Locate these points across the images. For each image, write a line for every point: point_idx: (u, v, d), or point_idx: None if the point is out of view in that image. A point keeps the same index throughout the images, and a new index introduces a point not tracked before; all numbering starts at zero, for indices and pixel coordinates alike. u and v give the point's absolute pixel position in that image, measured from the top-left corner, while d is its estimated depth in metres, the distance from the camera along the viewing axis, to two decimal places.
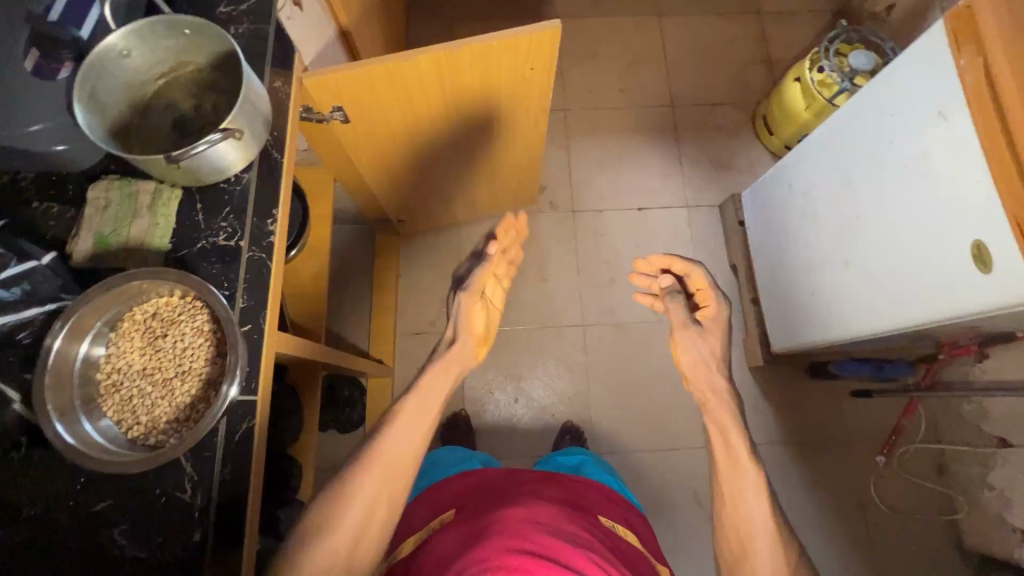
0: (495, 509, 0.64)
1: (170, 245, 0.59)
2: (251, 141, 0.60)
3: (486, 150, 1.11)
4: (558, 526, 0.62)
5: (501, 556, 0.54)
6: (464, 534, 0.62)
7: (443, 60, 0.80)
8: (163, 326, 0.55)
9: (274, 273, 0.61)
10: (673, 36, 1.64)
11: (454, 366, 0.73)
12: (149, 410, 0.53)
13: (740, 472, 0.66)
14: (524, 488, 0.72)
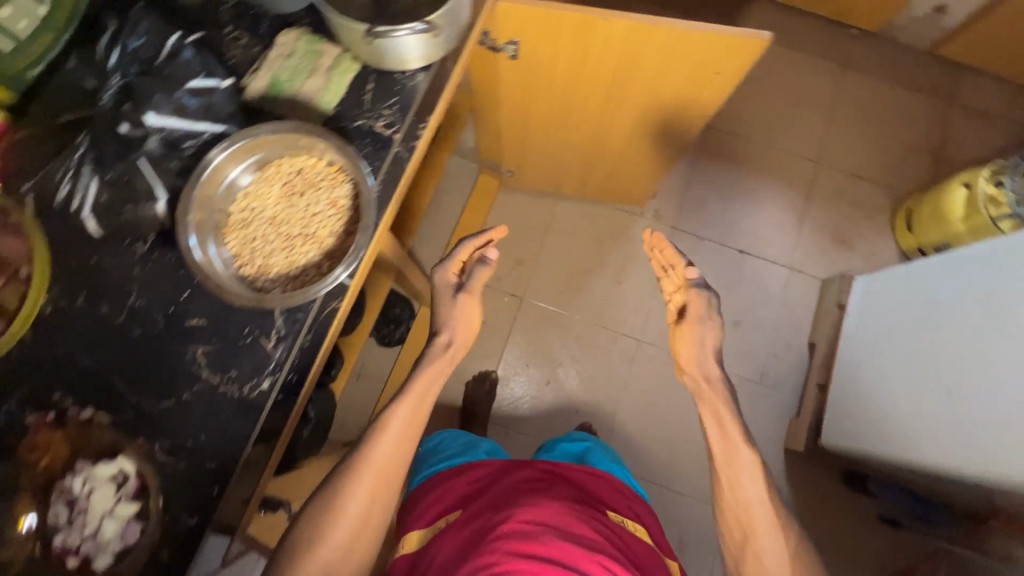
0: (498, 512, 0.65)
1: (332, 112, 0.60)
2: (442, 44, 0.60)
3: (617, 137, 1.08)
4: (566, 527, 0.62)
5: (508, 565, 0.56)
6: (463, 543, 0.64)
7: (635, 31, 0.77)
8: (303, 186, 0.56)
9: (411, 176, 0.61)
10: (849, 92, 1.52)
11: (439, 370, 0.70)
12: (264, 256, 0.55)
13: (744, 502, 0.64)
14: (529, 486, 0.71)
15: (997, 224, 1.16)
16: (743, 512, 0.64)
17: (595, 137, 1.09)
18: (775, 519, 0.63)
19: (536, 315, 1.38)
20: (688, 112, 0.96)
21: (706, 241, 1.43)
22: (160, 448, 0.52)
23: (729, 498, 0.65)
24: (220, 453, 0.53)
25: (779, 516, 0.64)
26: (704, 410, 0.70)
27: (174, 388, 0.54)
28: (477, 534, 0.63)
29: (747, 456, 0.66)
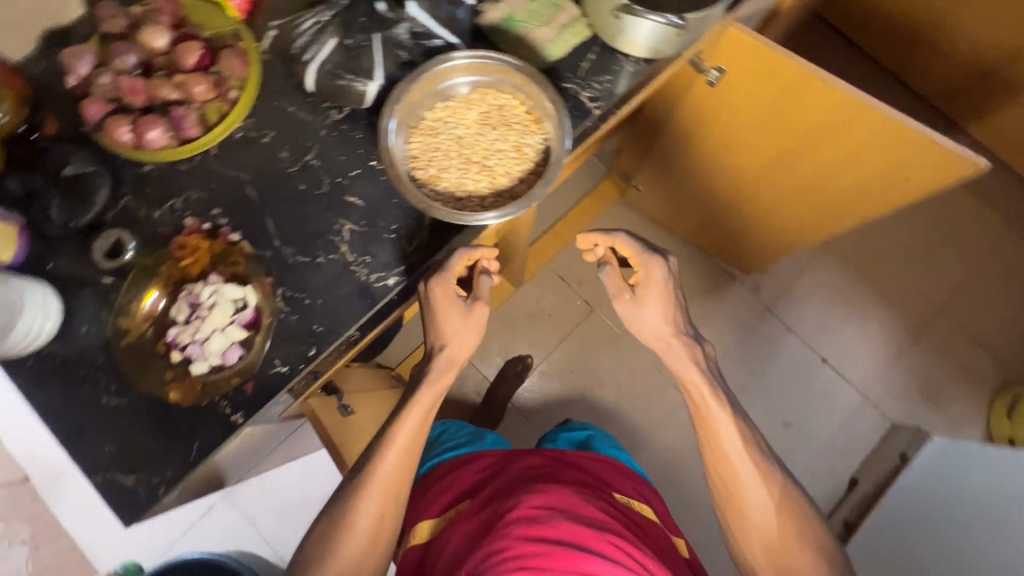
0: (508, 497, 0.63)
1: (551, 65, 0.61)
2: (680, 44, 0.59)
3: (756, 197, 1.05)
4: (574, 508, 0.61)
5: (519, 549, 0.55)
6: (473, 531, 0.62)
7: (852, 108, 0.75)
8: (497, 121, 0.58)
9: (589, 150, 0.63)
10: (1008, 254, 1.41)
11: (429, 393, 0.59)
12: (436, 167, 0.57)
13: (735, 472, 0.66)
14: (535, 471, 0.70)
15: None
16: (737, 481, 0.66)
17: (734, 187, 1.07)
18: (770, 479, 0.66)
19: (599, 329, 1.38)
20: (848, 201, 0.92)
21: (791, 333, 1.38)
22: (281, 295, 0.56)
23: (721, 472, 0.67)
24: (328, 321, 0.56)
25: (774, 484, 0.66)
26: (683, 387, 0.71)
27: (312, 249, 0.57)
28: (485, 521, 0.62)
29: (721, 417, 0.68)
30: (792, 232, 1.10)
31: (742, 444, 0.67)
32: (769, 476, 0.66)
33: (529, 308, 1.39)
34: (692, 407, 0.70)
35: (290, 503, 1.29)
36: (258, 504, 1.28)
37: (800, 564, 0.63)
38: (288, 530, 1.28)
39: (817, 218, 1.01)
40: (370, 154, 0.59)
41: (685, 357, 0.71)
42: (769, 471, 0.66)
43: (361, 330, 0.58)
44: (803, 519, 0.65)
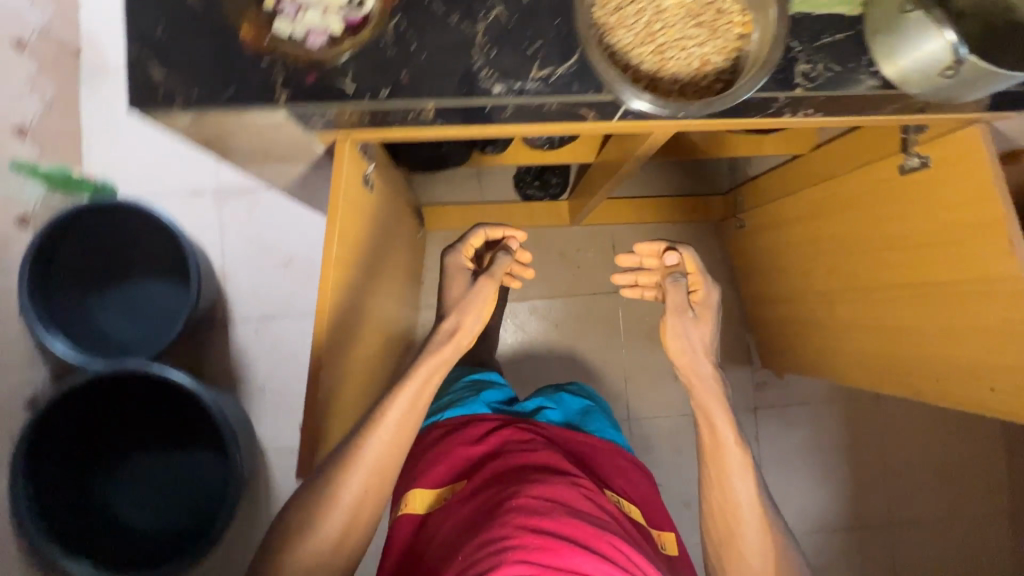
0: (510, 484, 0.68)
1: (796, 14, 0.54)
2: (931, 85, 0.51)
3: (833, 305, 0.98)
4: (572, 504, 0.66)
5: (520, 538, 0.58)
6: (473, 511, 0.68)
7: (996, 286, 0.67)
8: (706, 20, 0.53)
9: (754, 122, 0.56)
10: (989, 532, 1.33)
11: (425, 392, 0.68)
12: (619, 22, 0.53)
13: (736, 512, 0.74)
14: (529, 458, 0.76)
15: None
16: (734, 507, 0.74)
17: (823, 285, 0.99)
18: (761, 513, 0.74)
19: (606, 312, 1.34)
20: (903, 369, 0.85)
21: (755, 443, 1.34)
22: (396, 23, 0.52)
23: (721, 496, 0.75)
24: (416, 76, 0.51)
25: (767, 523, 0.74)
26: (705, 423, 0.76)
27: (452, 6, 0.52)
28: (488, 503, 0.67)
29: (719, 424, 0.76)
30: (832, 359, 1.04)
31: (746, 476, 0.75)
32: (765, 515, 0.74)
33: (566, 250, 1.35)
34: (702, 432, 0.77)
35: (262, 238, 1.32)
36: (238, 221, 1.31)
37: None
38: (246, 261, 1.31)
39: (862, 362, 0.95)
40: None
41: (709, 376, 0.78)
42: (763, 510, 0.74)
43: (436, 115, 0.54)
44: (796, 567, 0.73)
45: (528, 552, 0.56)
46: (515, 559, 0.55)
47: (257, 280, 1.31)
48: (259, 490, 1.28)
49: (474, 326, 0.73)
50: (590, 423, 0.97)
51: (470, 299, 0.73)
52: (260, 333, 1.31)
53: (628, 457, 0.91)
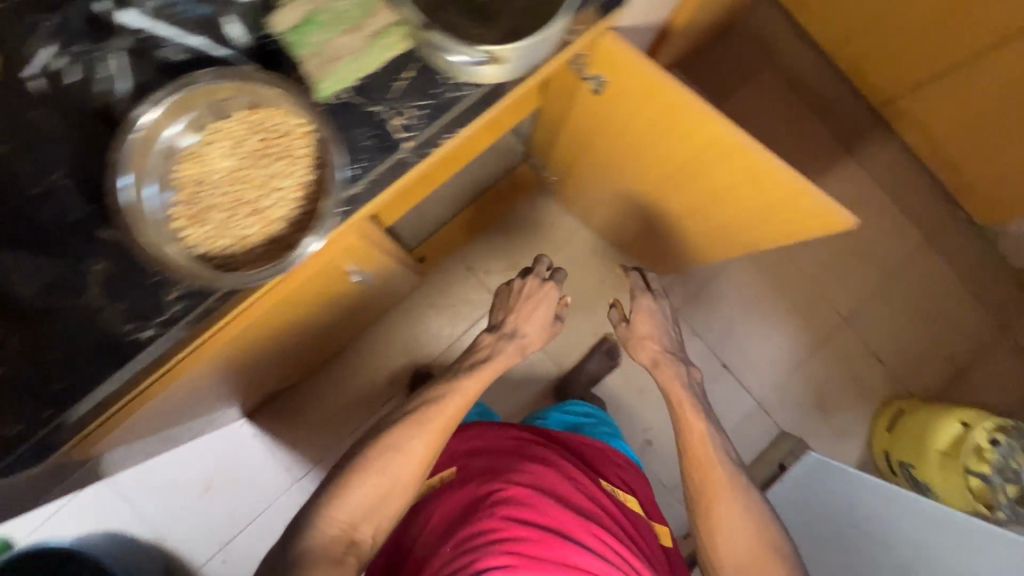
0: (499, 474, 0.81)
1: (353, 85, 0.51)
2: (496, 77, 0.53)
3: (651, 210, 1.00)
4: (557, 495, 0.79)
5: (508, 529, 0.72)
6: (461, 501, 0.80)
7: (720, 145, 0.69)
8: (271, 147, 0.49)
9: (410, 180, 0.54)
10: (917, 270, 1.42)
11: (454, 405, 0.87)
12: (205, 204, 0.49)
13: (717, 494, 0.89)
14: (521, 448, 0.87)
15: (967, 476, 1.15)
16: (709, 468, 0.91)
17: (628, 190, 0.99)
18: (733, 475, 0.90)
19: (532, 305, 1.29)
20: (722, 235, 0.91)
21: (696, 338, 1.37)
22: (17, 344, 0.55)
23: (705, 498, 0.89)
24: (70, 382, 0.55)
25: (757, 516, 0.87)
26: (686, 428, 0.96)
27: (54, 296, 0.55)
28: (475, 495, 0.80)
29: (689, 411, 0.98)
30: (701, 246, 1.01)
31: (705, 426, 0.96)
32: (735, 506, 0.88)
33: (435, 292, 1.35)
34: (667, 399, 1.01)
35: (172, 485, 1.25)
36: (139, 483, 1.24)
37: (767, 567, 0.83)
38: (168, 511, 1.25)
39: (705, 242, 0.98)
40: None
41: (699, 426, 0.96)
42: (734, 500, 0.88)
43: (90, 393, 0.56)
44: (773, 542, 0.85)
45: (513, 542, 0.71)
46: (502, 550, 0.70)
47: (192, 520, 1.25)
48: None
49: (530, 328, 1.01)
50: (590, 429, 1.09)
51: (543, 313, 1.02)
52: (228, 560, 1.26)
53: (627, 460, 1.01)
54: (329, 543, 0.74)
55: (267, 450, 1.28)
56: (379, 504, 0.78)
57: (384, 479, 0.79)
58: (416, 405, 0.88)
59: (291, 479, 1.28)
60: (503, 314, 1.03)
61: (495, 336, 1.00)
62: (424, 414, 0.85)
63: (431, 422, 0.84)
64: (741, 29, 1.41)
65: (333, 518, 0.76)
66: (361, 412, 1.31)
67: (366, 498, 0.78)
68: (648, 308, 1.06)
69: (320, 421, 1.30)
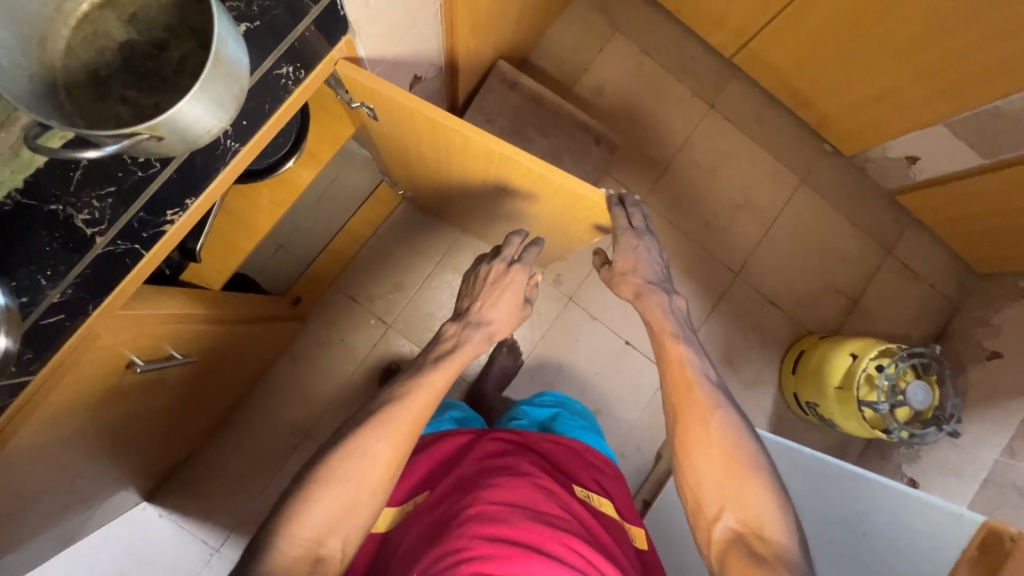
0: (470, 491, 0.78)
1: (22, 185, 0.46)
2: (178, 147, 0.46)
3: (495, 211, 1.00)
4: (528, 508, 0.76)
5: (476, 545, 0.68)
6: (434, 522, 0.76)
7: (498, 156, 0.70)
8: None
9: (137, 267, 0.52)
10: (795, 211, 1.44)
11: (421, 399, 0.80)
12: None
13: (696, 421, 0.76)
14: (490, 465, 0.85)
15: (861, 408, 1.17)
16: (688, 391, 0.78)
17: (464, 195, 0.98)
18: (710, 396, 0.77)
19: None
20: (558, 225, 0.92)
21: (595, 321, 1.37)
22: None
23: (683, 431, 0.77)
24: None
25: (734, 439, 0.74)
26: (664, 360, 0.81)
27: None
28: (447, 513, 0.76)
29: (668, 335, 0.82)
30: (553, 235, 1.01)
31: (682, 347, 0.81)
32: (715, 432, 0.75)
33: (323, 330, 1.31)
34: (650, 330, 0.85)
35: None
36: None
37: (751, 495, 0.71)
38: None
39: (551, 234, 0.99)
40: None
41: (680, 353, 0.81)
42: (715, 425, 0.75)
43: None
44: (755, 461, 0.73)
45: (478, 558, 0.66)
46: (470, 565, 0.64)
47: None
48: None
49: (501, 315, 0.91)
50: (557, 428, 1.08)
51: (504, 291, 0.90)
52: None
53: (602, 462, 1.00)
54: (293, 565, 0.66)
55: (177, 529, 1.23)
56: (348, 516, 0.71)
57: (351, 487, 0.72)
58: (379, 404, 0.80)
59: (208, 551, 1.23)
60: (469, 300, 0.92)
61: (461, 324, 0.90)
62: (389, 415, 0.77)
63: (399, 425, 0.77)
64: (581, 3, 1.38)
65: (295, 537, 0.68)
66: (267, 467, 1.26)
67: (332, 512, 0.70)
68: (629, 244, 0.81)
69: (228, 487, 1.25)
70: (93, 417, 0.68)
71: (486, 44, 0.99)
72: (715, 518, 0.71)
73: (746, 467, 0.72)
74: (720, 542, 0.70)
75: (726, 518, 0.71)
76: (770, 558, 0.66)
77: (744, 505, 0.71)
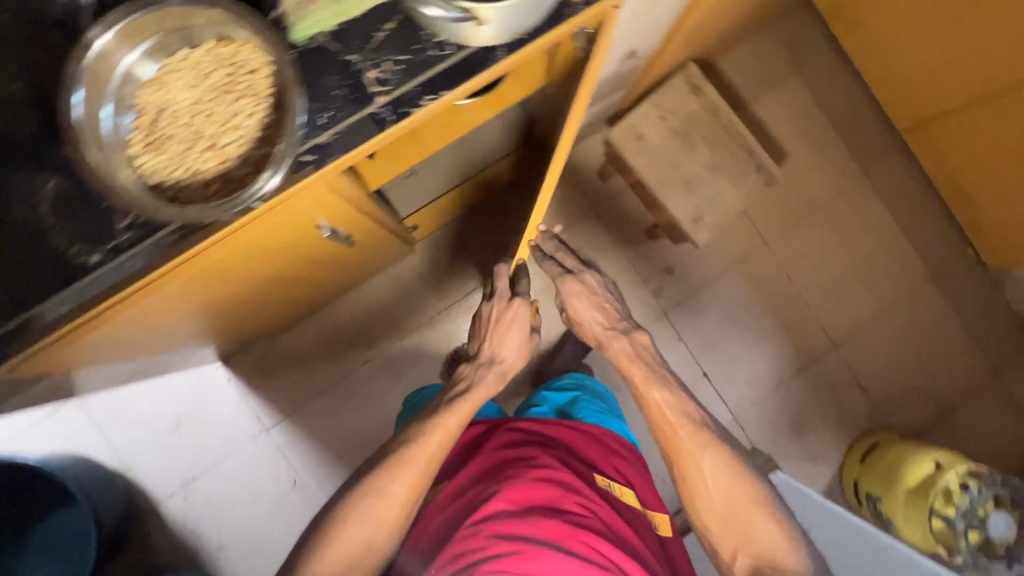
0: (486, 486, 0.72)
1: (333, 30, 0.49)
2: (480, 40, 0.49)
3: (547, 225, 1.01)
4: (549, 503, 0.69)
5: (492, 545, 0.63)
6: (454, 515, 0.71)
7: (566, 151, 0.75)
8: (232, 81, 0.47)
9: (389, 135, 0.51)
10: (914, 303, 1.39)
11: (424, 451, 0.76)
12: (166, 139, 0.46)
13: (687, 454, 0.79)
14: (502, 457, 0.77)
15: (932, 519, 1.14)
16: (674, 435, 0.81)
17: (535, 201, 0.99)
18: (696, 434, 0.80)
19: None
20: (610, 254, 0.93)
21: (680, 342, 1.35)
22: None
23: (679, 464, 0.80)
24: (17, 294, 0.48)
25: (733, 476, 0.77)
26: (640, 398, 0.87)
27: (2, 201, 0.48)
28: (465, 507, 0.71)
29: (637, 376, 0.89)
30: None
31: (666, 394, 0.86)
32: (708, 459, 0.78)
33: (424, 265, 1.34)
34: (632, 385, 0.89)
35: (143, 416, 1.26)
36: (110, 411, 1.25)
37: (754, 526, 0.74)
38: (137, 442, 1.26)
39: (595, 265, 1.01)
40: None
41: (662, 392, 0.86)
42: (706, 455, 0.79)
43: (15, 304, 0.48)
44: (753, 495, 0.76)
45: (495, 559, 0.61)
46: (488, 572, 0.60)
47: (159, 454, 1.26)
48: None
49: (508, 354, 0.90)
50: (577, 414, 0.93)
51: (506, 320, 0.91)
52: (189, 497, 1.27)
53: (623, 445, 0.87)
54: None
55: (239, 396, 1.29)
56: (365, 554, 0.69)
57: (372, 529, 0.70)
58: (394, 445, 0.78)
59: (259, 428, 1.29)
60: (477, 343, 0.93)
61: (473, 364, 0.90)
62: (403, 452, 0.76)
63: (408, 463, 0.75)
64: (771, 32, 1.36)
65: (315, 575, 0.67)
66: (334, 370, 1.31)
67: (349, 551, 0.69)
68: (574, 287, 0.95)
69: (294, 377, 1.30)
70: (263, 264, 0.72)
71: (691, 42, 0.99)
72: (732, 557, 0.74)
73: (751, 505, 0.75)
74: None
75: (738, 559, 0.73)
76: None
77: (753, 539, 0.73)
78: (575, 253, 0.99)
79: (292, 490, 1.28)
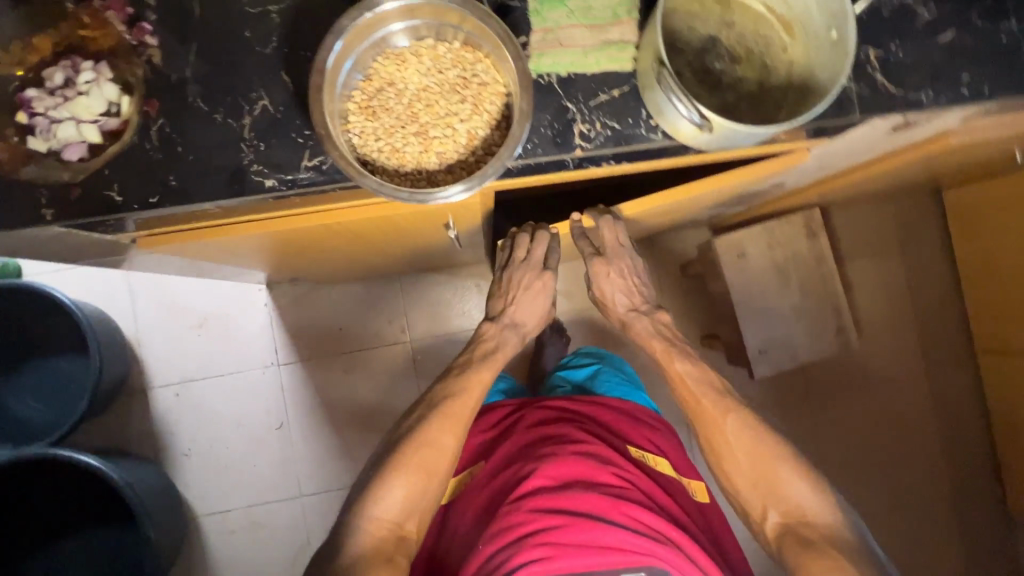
0: (525, 459, 0.65)
1: (565, 75, 0.52)
2: (692, 141, 0.50)
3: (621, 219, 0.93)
4: (592, 474, 0.62)
5: (538, 521, 0.57)
6: (491, 494, 0.65)
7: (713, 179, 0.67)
8: (466, 87, 0.49)
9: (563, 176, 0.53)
10: None
11: (463, 402, 0.71)
12: (383, 109, 0.49)
13: (718, 424, 0.69)
14: (537, 432, 0.70)
15: None
16: (698, 405, 0.72)
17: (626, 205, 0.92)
18: (721, 400, 0.70)
19: (593, 314, 1.16)
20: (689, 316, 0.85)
21: None
22: (159, 128, 0.50)
23: (711, 435, 0.69)
24: (187, 183, 0.50)
25: (770, 437, 0.67)
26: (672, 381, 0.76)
27: (214, 100, 0.50)
28: (503, 485, 0.64)
29: (658, 348, 0.78)
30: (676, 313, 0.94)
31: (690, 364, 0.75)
32: (745, 425, 0.68)
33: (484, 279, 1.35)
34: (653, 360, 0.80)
35: (175, 303, 1.27)
36: (149, 285, 1.27)
37: (790, 485, 0.63)
38: (159, 324, 1.27)
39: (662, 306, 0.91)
40: (311, 44, 0.51)
41: (693, 371, 0.74)
42: (742, 418, 0.68)
43: (180, 188, 0.50)
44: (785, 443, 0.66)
45: (541, 534, 0.55)
46: (535, 548, 0.54)
47: (173, 345, 1.27)
48: (192, 556, 1.24)
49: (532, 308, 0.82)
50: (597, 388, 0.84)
51: (531, 289, 0.81)
52: (180, 396, 1.27)
53: (656, 418, 0.79)
54: (374, 547, 0.60)
55: (267, 324, 1.30)
56: (422, 495, 0.64)
57: (422, 474, 0.65)
58: (433, 395, 0.72)
59: (272, 360, 1.29)
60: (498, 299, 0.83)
61: (497, 323, 0.82)
62: (447, 401, 0.70)
63: (454, 412, 0.70)
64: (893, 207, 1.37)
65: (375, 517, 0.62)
66: (361, 338, 1.31)
67: (408, 493, 0.64)
68: (603, 272, 0.80)
69: (323, 329, 1.31)
70: (375, 237, 0.73)
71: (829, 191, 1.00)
72: (761, 515, 0.64)
73: (775, 458, 0.65)
74: (772, 539, 0.62)
75: (771, 517, 0.63)
76: (820, 543, 0.59)
77: (780, 496, 0.63)
78: (612, 225, 0.76)
79: (276, 431, 1.29)
